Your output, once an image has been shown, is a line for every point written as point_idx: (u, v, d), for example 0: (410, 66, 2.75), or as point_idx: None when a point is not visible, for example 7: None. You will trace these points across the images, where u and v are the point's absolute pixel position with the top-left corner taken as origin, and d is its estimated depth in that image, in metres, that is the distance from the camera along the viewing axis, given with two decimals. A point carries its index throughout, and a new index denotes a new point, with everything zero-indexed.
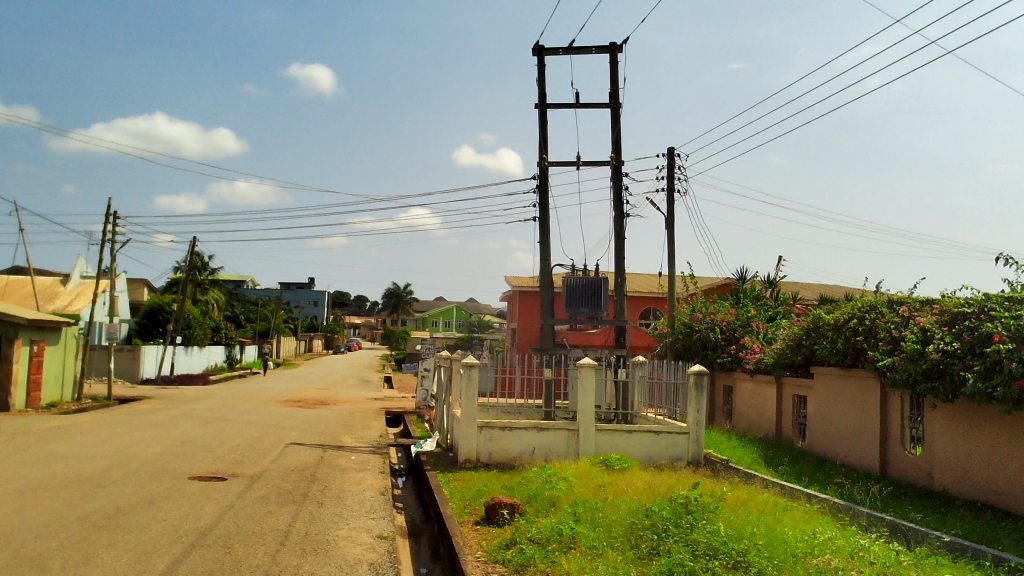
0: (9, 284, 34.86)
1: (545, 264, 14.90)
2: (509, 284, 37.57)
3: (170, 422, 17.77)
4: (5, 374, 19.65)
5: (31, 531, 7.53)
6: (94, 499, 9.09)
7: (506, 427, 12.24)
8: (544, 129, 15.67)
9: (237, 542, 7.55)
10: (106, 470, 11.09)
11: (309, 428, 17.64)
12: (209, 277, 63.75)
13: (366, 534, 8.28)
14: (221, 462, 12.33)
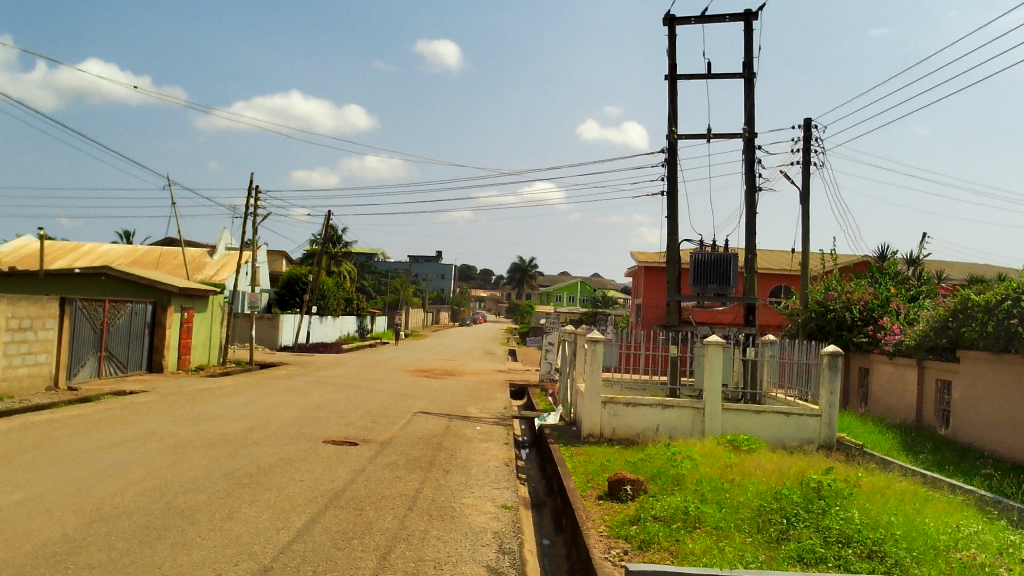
0: (163, 254, 37.29)
1: (673, 240, 14.63)
2: (634, 259, 37.19)
3: (306, 388, 18.61)
4: (158, 338, 21.06)
5: (183, 485, 8.08)
6: (237, 458, 9.66)
7: (630, 403, 12.17)
8: (673, 102, 15.32)
9: (369, 505, 7.85)
10: (249, 432, 11.74)
11: (436, 398, 18.10)
12: (342, 249, 66.20)
13: (490, 503, 8.44)
14: (353, 428, 12.83)
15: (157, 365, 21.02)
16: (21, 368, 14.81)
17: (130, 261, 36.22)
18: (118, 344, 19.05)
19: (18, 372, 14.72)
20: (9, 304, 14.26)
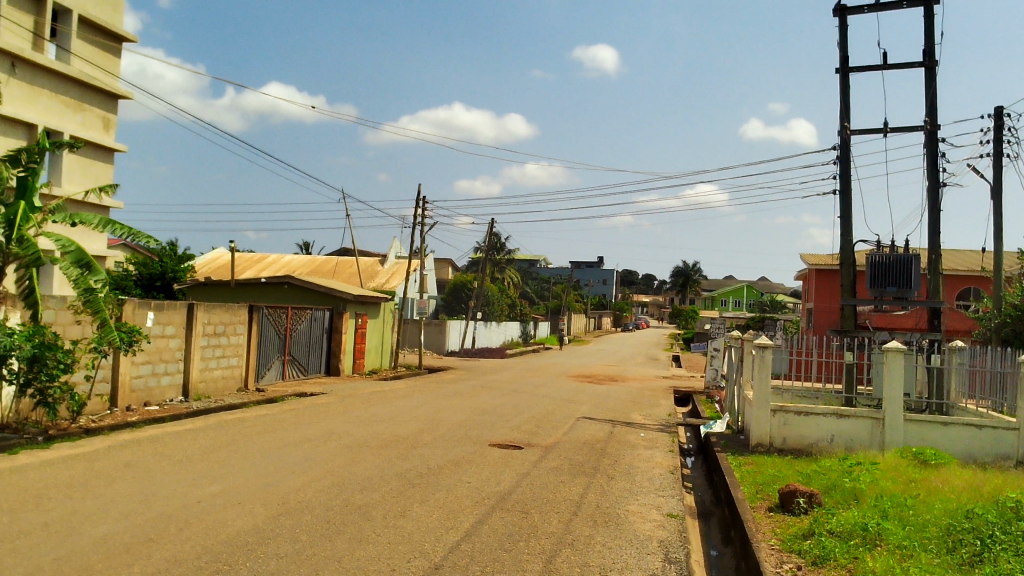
0: (339, 263, 39.42)
1: (847, 240, 13.91)
2: (804, 262, 35.71)
3: (472, 392, 19.08)
4: (335, 343, 22.24)
5: (360, 483, 8.49)
6: (409, 458, 10.04)
7: (802, 412, 11.67)
8: (846, 96, 14.59)
9: (535, 508, 7.93)
10: (419, 433, 12.18)
11: (600, 403, 18.08)
12: (505, 256, 67.53)
13: (656, 511, 8.32)
14: (518, 431, 13.04)
15: (335, 368, 22.20)
16: (216, 370, 16.08)
17: (310, 270, 38.50)
18: (300, 349, 20.28)
19: (214, 374, 16.00)
20: (205, 311, 15.52)
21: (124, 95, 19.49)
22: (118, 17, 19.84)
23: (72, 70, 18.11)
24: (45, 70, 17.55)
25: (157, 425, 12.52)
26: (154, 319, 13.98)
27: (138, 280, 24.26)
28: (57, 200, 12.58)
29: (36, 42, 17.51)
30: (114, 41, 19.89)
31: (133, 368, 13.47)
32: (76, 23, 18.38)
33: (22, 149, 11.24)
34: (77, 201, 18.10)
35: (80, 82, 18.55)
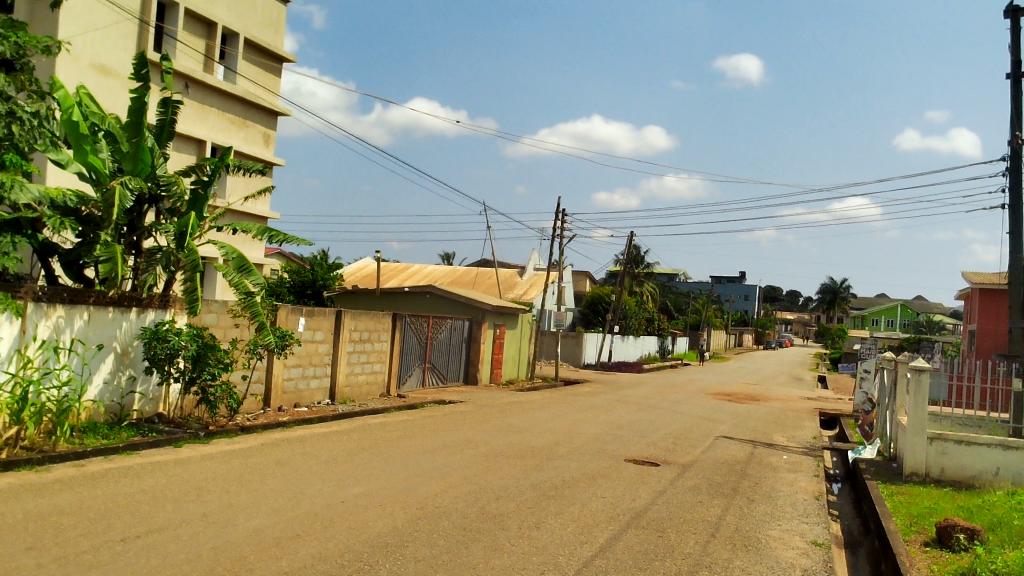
0: (478, 275, 40.17)
1: (1017, 258, 12.93)
2: (966, 281, 33.44)
3: (608, 406, 18.93)
4: (474, 352, 22.59)
5: (496, 492, 8.59)
6: (544, 470, 10.07)
7: (962, 441, 10.93)
8: (1017, 103, 13.59)
9: (671, 527, 7.79)
10: (554, 445, 12.19)
11: (740, 423, 17.53)
12: (643, 270, 66.79)
13: (799, 537, 7.98)
14: (654, 448, 12.83)
15: (473, 377, 22.56)
16: (361, 375, 16.69)
17: (450, 280, 39.39)
18: (440, 357, 20.78)
19: (359, 379, 16.62)
20: (352, 318, 16.15)
21: (283, 112, 20.63)
22: (280, 38, 21.03)
23: (237, 89, 19.31)
24: (213, 89, 18.82)
25: (305, 426, 13.10)
26: (305, 325, 14.65)
27: (291, 286, 25.65)
28: (222, 209, 13.35)
29: (207, 64, 18.78)
30: (276, 61, 21.09)
31: (285, 371, 14.18)
32: (242, 45, 19.62)
33: (195, 161, 12.04)
34: (238, 211, 19.27)
35: (244, 100, 19.77)
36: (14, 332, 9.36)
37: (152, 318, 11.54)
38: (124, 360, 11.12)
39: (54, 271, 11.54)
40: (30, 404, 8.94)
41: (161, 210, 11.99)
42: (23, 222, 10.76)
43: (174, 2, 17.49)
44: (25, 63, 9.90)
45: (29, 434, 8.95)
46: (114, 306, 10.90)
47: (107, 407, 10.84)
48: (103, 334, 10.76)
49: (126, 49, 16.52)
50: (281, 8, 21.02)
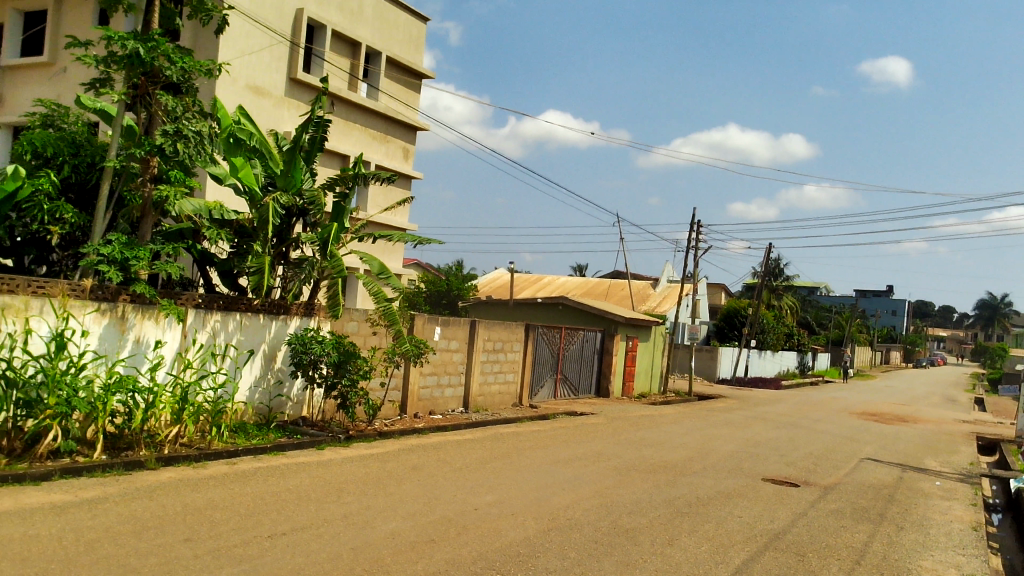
0: (611, 286, 40.00)
1: None
2: None
3: (745, 423, 18.37)
4: (606, 364, 22.46)
5: (628, 506, 8.49)
6: (678, 486, 9.88)
7: None
8: None
9: (812, 552, 7.47)
10: (688, 461, 11.95)
11: (887, 445, 16.62)
12: (783, 282, 64.59)
13: (954, 570, 7.48)
14: (794, 468, 12.35)
15: (605, 389, 22.44)
16: (494, 385, 16.90)
17: (583, 292, 39.40)
18: (572, 368, 20.79)
19: (492, 388, 16.85)
20: (487, 328, 16.39)
21: (421, 127, 21.25)
22: (420, 55, 21.71)
23: (379, 106, 20.05)
24: (357, 106, 19.62)
25: (440, 433, 13.41)
26: (441, 334, 14.98)
27: (428, 296, 26.33)
28: (364, 220, 13.84)
29: (351, 82, 19.60)
30: (415, 78, 21.77)
31: (421, 379, 14.57)
32: (385, 63, 20.38)
33: (339, 175, 12.52)
34: (378, 222, 19.98)
35: (385, 116, 20.51)
36: (175, 337, 10.19)
37: (297, 325, 12.13)
38: (272, 365, 11.74)
39: (211, 279, 12.32)
40: (189, 404, 9.59)
41: (308, 223, 12.51)
42: (185, 233, 11.54)
43: (323, 23, 18.35)
44: (191, 87, 10.57)
45: (188, 432, 9.55)
46: (264, 313, 11.54)
47: (257, 408, 11.46)
48: (254, 339, 11.38)
49: (278, 70, 17.47)
50: (421, 25, 21.71)
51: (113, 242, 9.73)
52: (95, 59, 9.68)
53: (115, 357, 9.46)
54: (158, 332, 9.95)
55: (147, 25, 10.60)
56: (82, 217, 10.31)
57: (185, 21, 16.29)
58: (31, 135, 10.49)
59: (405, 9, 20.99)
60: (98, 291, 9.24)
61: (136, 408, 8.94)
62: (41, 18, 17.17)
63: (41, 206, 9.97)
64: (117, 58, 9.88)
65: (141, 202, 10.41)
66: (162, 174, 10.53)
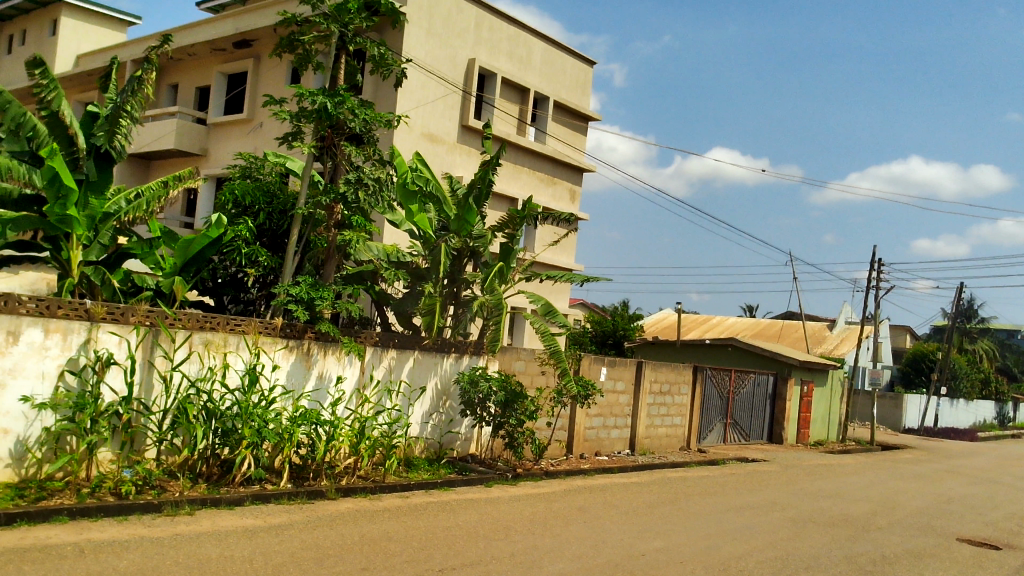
0: (784, 328, 38.45)
1: None
2: None
3: (935, 477, 17.01)
4: (779, 409, 21.53)
5: (805, 560, 8.06)
6: (860, 542, 9.28)
7: None
8: None
9: None
10: (871, 515, 11.20)
11: None
12: (977, 325, 59.75)
13: None
14: (993, 528, 11.29)
15: (778, 436, 21.49)
16: (661, 428, 16.60)
17: (754, 333, 38.10)
18: (742, 413, 20.07)
19: (659, 431, 16.54)
20: (654, 370, 16.17)
21: (588, 169, 21.46)
22: (587, 99, 22.02)
23: (547, 149, 20.46)
24: (525, 150, 20.11)
25: (606, 474, 13.29)
26: (607, 375, 14.90)
27: (593, 336, 26.28)
28: (531, 261, 14.10)
29: (520, 126, 20.14)
30: (582, 121, 22.07)
31: (587, 420, 14.53)
32: (552, 108, 20.81)
33: (508, 217, 12.83)
34: (545, 262, 20.26)
35: (552, 159, 20.89)
36: (354, 373, 10.74)
37: (467, 363, 12.46)
38: (443, 402, 12.10)
39: (388, 318, 12.89)
40: (366, 437, 9.99)
41: (478, 263, 12.87)
42: (365, 275, 12.17)
43: (493, 72, 19.01)
44: (372, 136, 11.22)
45: (364, 465, 9.97)
46: (436, 351, 11.95)
47: (429, 444, 11.84)
48: (426, 377, 11.79)
49: (451, 118, 18.23)
50: (588, 69, 22.03)
51: (301, 283, 10.41)
52: (289, 114, 10.51)
53: (301, 391, 10.08)
54: (339, 368, 10.54)
55: (333, 83, 11.43)
56: (274, 260, 11.14)
57: (367, 75, 17.32)
58: (232, 185, 11.65)
59: (572, 54, 21.42)
60: (287, 329, 9.92)
61: (319, 441, 9.43)
62: (242, 79, 18.83)
63: (239, 251, 10.90)
64: (307, 113, 10.70)
65: (326, 246, 11.12)
66: (345, 219, 11.18)
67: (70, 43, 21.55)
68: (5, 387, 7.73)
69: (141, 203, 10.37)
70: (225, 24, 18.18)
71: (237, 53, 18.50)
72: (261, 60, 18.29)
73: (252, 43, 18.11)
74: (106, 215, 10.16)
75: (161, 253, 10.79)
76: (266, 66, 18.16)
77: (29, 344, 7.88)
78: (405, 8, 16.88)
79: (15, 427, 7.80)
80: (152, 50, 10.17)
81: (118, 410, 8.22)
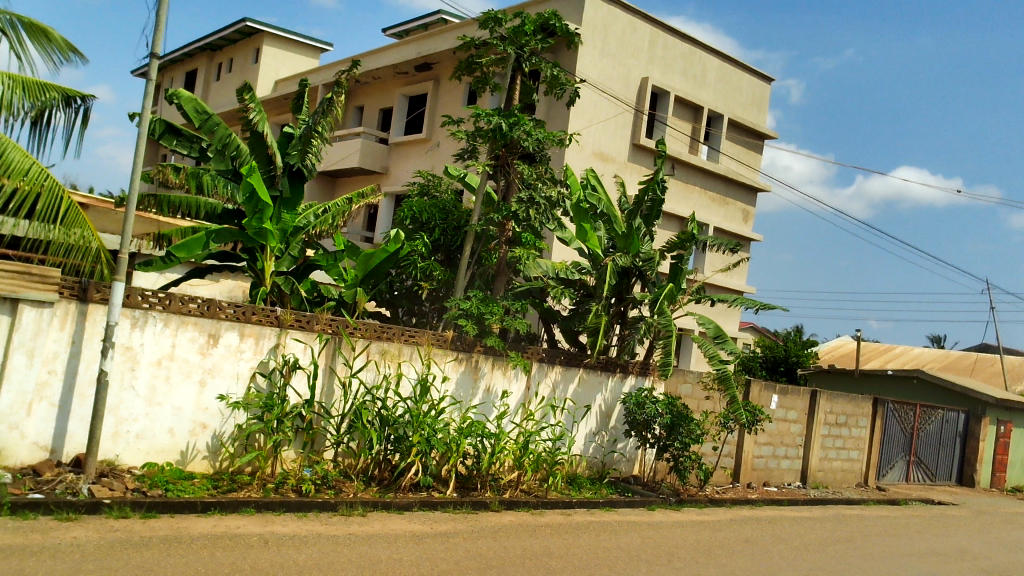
0: (979, 361, 35.50)
1: None
2: None
3: None
4: (971, 450, 19.87)
5: None
6: None
7: None
8: None
9: None
10: None
11: None
12: None
13: None
14: None
15: (969, 478, 19.83)
16: (836, 462, 15.73)
17: (943, 365, 35.41)
18: (928, 451, 18.68)
19: (834, 465, 15.68)
20: (830, 400, 15.35)
21: (762, 188, 20.81)
22: (763, 116, 21.38)
23: (720, 168, 20.03)
24: (697, 169, 19.75)
25: (775, 506, 12.75)
26: (779, 403, 14.30)
27: (764, 362, 25.33)
28: (701, 283, 13.79)
29: (692, 145, 19.81)
30: (757, 139, 21.43)
31: (756, 448, 14.02)
32: (727, 126, 20.34)
33: (679, 237, 12.58)
34: (716, 285, 19.77)
35: (725, 178, 20.42)
36: (520, 388, 10.91)
37: (632, 383, 12.35)
38: (607, 421, 12.05)
39: (555, 335, 12.98)
40: (530, 452, 10.06)
41: (647, 283, 12.72)
42: (533, 291, 12.34)
43: (667, 90, 18.82)
44: (544, 155, 11.39)
45: (527, 480, 10.07)
46: (601, 370, 11.92)
47: (591, 462, 11.82)
48: (591, 395, 11.78)
49: (622, 137, 18.20)
50: (765, 85, 21.41)
51: (472, 297, 10.69)
52: (466, 134, 10.88)
53: (469, 403, 10.35)
54: (506, 383, 10.74)
55: (509, 103, 11.70)
56: (447, 275, 11.49)
57: (541, 95, 17.60)
58: (411, 203, 12.21)
59: (748, 71, 20.89)
60: (457, 342, 10.21)
61: (484, 453, 9.63)
62: (422, 101, 19.68)
63: (416, 264, 11.32)
64: (482, 132, 11.00)
65: (496, 262, 11.39)
66: (516, 236, 11.39)
67: (270, 69, 23.31)
68: (205, 385, 8.42)
69: (328, 217, 10.96)
70: (408, 48, 19.07)
71: (418, 75, 19.35)
72: (440, 83, 19.04)
73: (432, 66, 18.88)
74: (296, 228, 10.73)
75: (344, 266, 11.39)
76: (445, 88, 18.87)
77: (227, 346, 8.55)
78: (579, 28, 17.05)
79: (212, 423, 8.49)
80: (343, 74, 10.83)
81: (301, 412, 8.74)
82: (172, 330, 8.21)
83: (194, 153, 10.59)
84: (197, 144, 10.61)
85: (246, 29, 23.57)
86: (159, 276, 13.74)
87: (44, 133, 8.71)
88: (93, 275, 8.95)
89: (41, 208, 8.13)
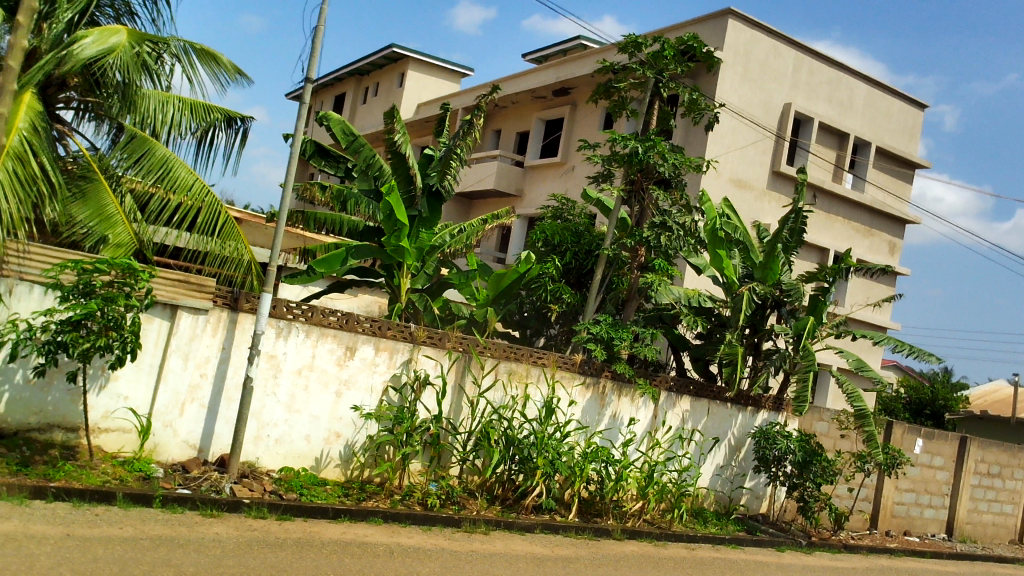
0: None
1: None
2: None
3: None
4: None
5: None
6: None
7: None
8: None
9: None
10: None
11: None
12: None
13: None
14: None
15: None
16: (986, 515, 14.64)
17: None
18: None
19: (984, 518, 14.59)
20: (981, 448, 14.31)
21: (911, 220, 19.78)
22: (913, 144, 20.34)
23: (865, 198, 19.19)
24: (841, 198, 18.99)
25: (916, 557, 11.99)
26: (923, 448, 13.46)
27: (908, 403, 23.94)
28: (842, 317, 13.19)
29: (836, 173, 19.05)
30: (907, 167, 20.39)
31: (896, 494, 13.26)
32: (874, 154, 19.45)
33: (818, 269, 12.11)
34: (858, 319, 18.88)
35: (871, 208, 19.54)
36: (647, 416, 10.75)
37: (764, 418, 11.98)
38: (736, 455, 11.69)
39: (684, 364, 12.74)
40: (654, 482, 9.89)
41: (783, 314, 12.26)
42: (664, 318, 12.12)
43: (810, 115, 18.21)
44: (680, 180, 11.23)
45: (651, 510, 9.89)
46: (732, 403, 11.61)
47: (718, 497, 11.50)
48: (721, 428, 11.48)
49: (761, 163, 17.74)
50: (917, 113, 20.40)
51: (602, 322, 10.65)
52: (602, 159, 10.87)
53: (595, 428, 10.28)
54: (633, 411, 10.61)
55: (646, 128, 11.64)
56: (577, 298, 11.51)
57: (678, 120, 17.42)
58: (544, 226, 12.31)
59: (900, 96, 19.95)
60: (584, 366, 10.20)
61: (608, 479, 9.55)
62: (559, 125, 19.86)
63: (546, 286, 11.41)
64: (618, 157, 10.95)
65: (627, 287, 11.33)
66: (648, 262, 11.24)
67: (414, 93, 24.13)
68: (341, 396, 8.74)
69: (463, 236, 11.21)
70: (546, 73, 19.31)
71: (556, 100, 19.56)
72: (577, 107, 19.17)
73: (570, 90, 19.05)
74: (432, 247, 11.00)
75: (477, 285, 11.58)
76: (582, 112, 18.98)
77: (363, 359, 8.86)
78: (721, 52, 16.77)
79: (345, 432, 8.79)
80: (482, 98, 11.06)
81: (429, 427, 8.89)
82: (313, 341, 8.57)
83: (340, 173, 11.33)
84: (342, 164, 11.33)
85: (392, 55, 24.51)
86: (303, 288, 14.43)
87: (207, 150, 9.38)
88: (245, 287, 9.51)
89: (201, 221, 8.79)
